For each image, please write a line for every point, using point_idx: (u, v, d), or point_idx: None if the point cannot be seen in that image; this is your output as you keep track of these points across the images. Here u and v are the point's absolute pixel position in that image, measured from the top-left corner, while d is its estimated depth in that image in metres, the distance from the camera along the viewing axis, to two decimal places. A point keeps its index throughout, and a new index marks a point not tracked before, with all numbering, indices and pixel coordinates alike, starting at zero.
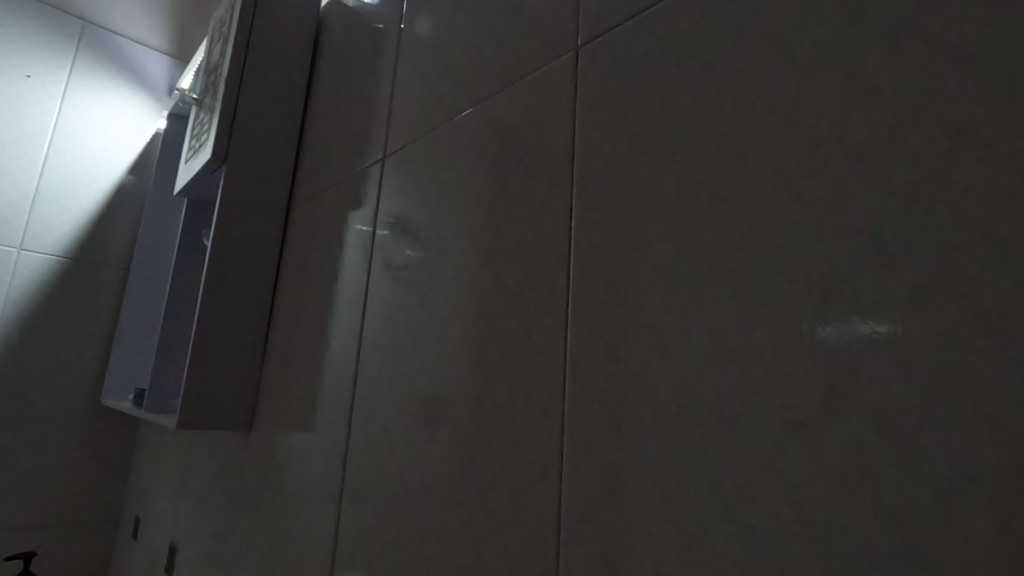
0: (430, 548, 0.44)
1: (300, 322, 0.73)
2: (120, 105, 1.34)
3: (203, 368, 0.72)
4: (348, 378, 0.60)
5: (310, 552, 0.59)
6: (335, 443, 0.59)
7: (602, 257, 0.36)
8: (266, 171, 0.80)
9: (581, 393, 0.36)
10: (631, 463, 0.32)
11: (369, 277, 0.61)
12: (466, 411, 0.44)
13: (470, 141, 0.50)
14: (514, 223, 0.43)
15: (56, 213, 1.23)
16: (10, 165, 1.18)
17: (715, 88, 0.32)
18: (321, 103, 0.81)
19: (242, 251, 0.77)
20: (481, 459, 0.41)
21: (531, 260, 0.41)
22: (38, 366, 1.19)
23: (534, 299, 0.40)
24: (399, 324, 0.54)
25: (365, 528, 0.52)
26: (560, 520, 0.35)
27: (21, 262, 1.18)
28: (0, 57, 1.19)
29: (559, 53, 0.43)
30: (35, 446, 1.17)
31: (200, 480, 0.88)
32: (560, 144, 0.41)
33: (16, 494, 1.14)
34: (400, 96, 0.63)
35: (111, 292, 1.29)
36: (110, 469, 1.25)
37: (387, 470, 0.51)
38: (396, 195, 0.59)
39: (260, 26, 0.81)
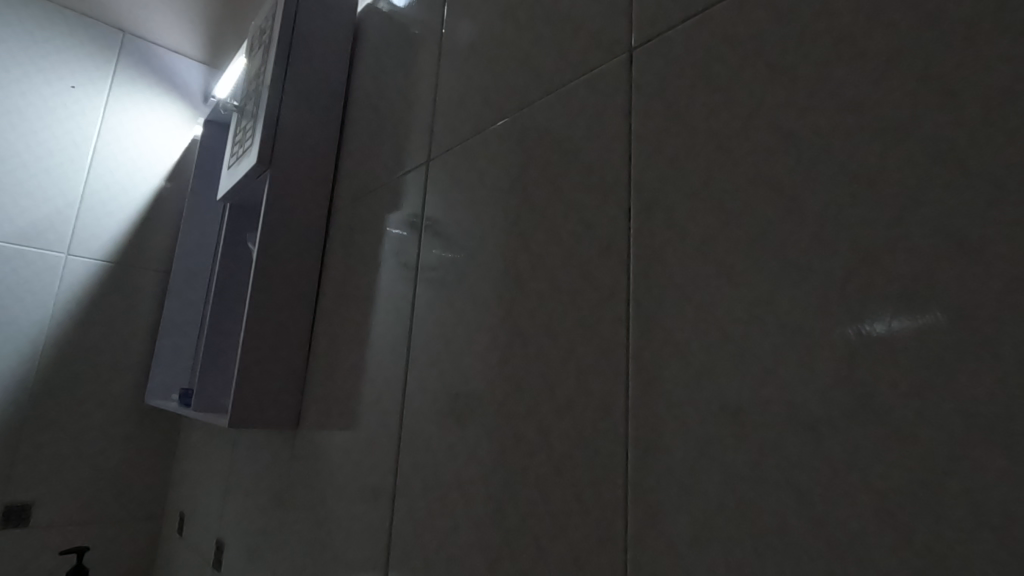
0: (486, 546, 0.45)
1: (344, 323, 0.74)
2: (159, 114, 1.38)
3: (252, 367, 0.74)
4: (395, 378, 0.61)
5: (361, 548, 0.60)
6: (384, 441, 0.60)
7: (661, 257, 0.36)
8: (308, 175, 0.81)
9: (643, 392, 0.35)
10: (698, 462, 0.32)
11: (415, 278, 0.61)
12: (521, 411, 0.44)
13: (519, 142, 0.50)
14: (567, 223, 0.44)
15: (102, 219, 1.27)
16: (57, 173, 1.22)
17: (781, 84, 0.32)
18: (361, 107, 0.83)
19: (286, 254, 0.78)
20: (538, 458, 0.42)
21: (586, 259, 0.42)
22: (85, 367, 1.23)
23: (590, 298, 0.40)
24: (448, 324, 0.54)
25: (417, 525, 0.53)
26: (626, 519, 0.35)
27: (69, 267, 1.22)
28: (47, 70, 1.23)
29: (612, 55, 0.43)
30: (84, 444, 1.21)
31: (245, 477, 0.90)
32: (615, 144, 0.41)
33: (69, 491, 1.18)
34: (444, 99, 0.63)
35: (152, 295, 1.33)
36: (155, 466, 1.29)
37: (439, 469, 0.51)
38: (440, 196, 0.60)
39: (300, 33, 0.82)
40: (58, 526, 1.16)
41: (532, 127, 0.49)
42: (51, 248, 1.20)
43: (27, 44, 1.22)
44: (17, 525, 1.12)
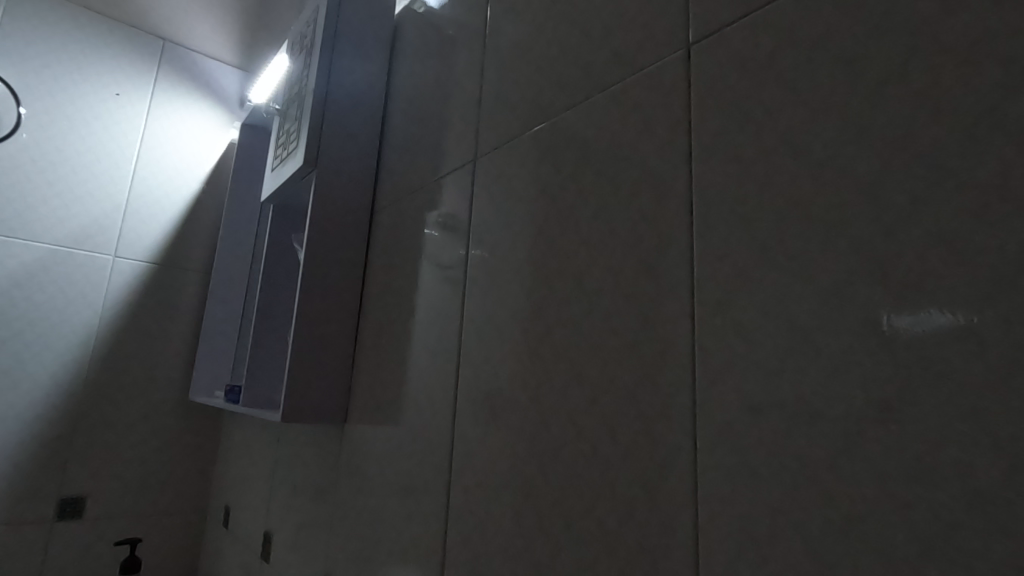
0: (547, 537, 0.45)
1: (390, 320, 0.75)
2: (198, 119, 1.42)
3: (301, 364, 0.76)
4: (444, 374, 0.62)
5: (413, 542, 0.61)
6: (435, 435, 0.61)
7: (727, 249, 0.36)
8: (350, 175, 0.83)
9: (710, 385, 0.35)
10: (773, 454, 0.32)
11: (463, 275, 0.62)
12: (580, 404, 0.44)
13: (571, 139, 0.51)
14: (625, 218, 0.44)
15: (146, 222, 1.31)
16: (104, 178, 1.26)
17: (851, 77, 0.32)
18: (401, 107, 0.84)
19: (331, 253, 0.80)
20: (599, 449, 0.42)
21: (646, 254, 0.42)
22: (132, 365, 1.27)
23: (651, 292, 0.41)
24: (499, 320, 0.55)
25: (472, 519, 0.53)
26: (697, 507, 0.35)
27: (117, 269, 1.27)
28: (94, 78, 1.27)
29: (667, 52, 0.44)
30: (132, 440, 1.25)
31: (290, 472, 0.92)
32: (674, 139, 0.41)
33: (118, 485, 1.23)
34: (489, 98, 0.64)
35: (194, 294, 1.37)
36: (199, 461, 1.33)
37: (494, 462, 0.52)
38: (488, 193, 0.61)
39: (341, 36, 0.84)
40: (109, 518, 1.21)
41: (584, 124, 0.50)
42: (99, 250, 1.24)
43: (75, 53, 1.26)
44: (71, 517, 1.16)
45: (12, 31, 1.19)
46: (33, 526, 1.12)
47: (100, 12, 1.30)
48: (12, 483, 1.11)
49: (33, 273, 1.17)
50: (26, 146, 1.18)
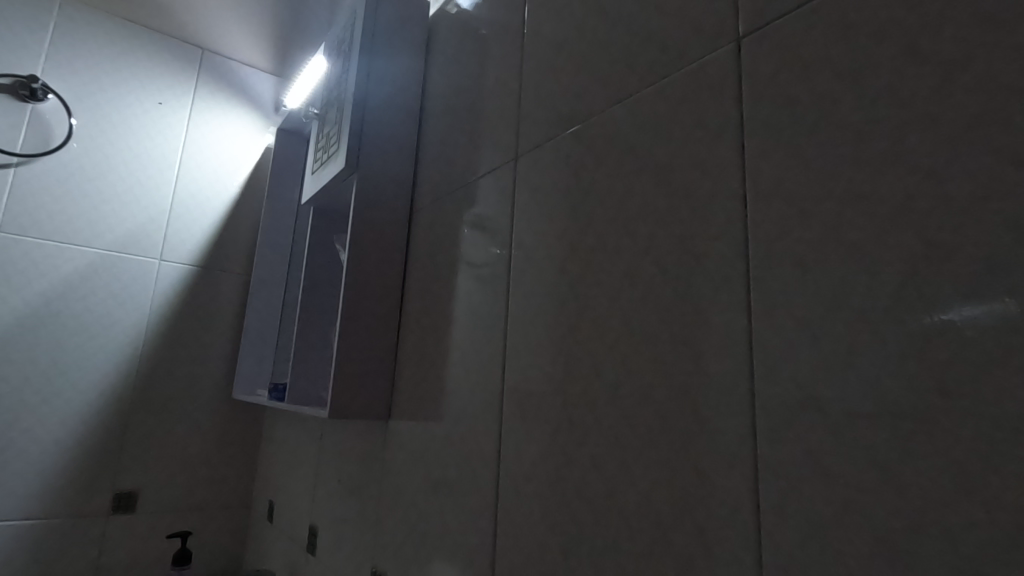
0: (599, 529, 0.46)
1: (432, 317, 0.76)
2: (236, 124, 1.45)
3: (346, 361, 0.78)
4: (489, 371, 0.62)
5: (460, 536, 0.62)
6: (480, 430, 0.62)
7: (786, 241, 0.36)
8: (389, 176, 0.85)
9: (770, 377, 0.35)
10: (839, 447, 0.31)
11: (506, 273, 0.62)
12: (634, 398, 0.45)
13: (616, 135, 0.51)
14: (676, 212, 0.44)
15: (188, 226, 1.36)
16: (149, 184, 1.31)
17: (913, 67, 0.32)
18: (438, 107, 0.85)
19: (373, 253, 0.82)
20: (654, 442, 0.42)
21: (699, 247, 0.42)
22: (178, 365, 1.32)
23: (705, 286, 0.41)
24: (545, 316, 0.55)
25: (523, 513, 0.54)
26: (758, 498, 0.35)
27: (163, 272, 1.31)
28: (139, 88, 1.32)
29: (717, 45, 0.43)
30: (180, 436, 1.30)
31: (333, 467, 0.95)
32: (727, 132, 0.41)
33: (168, 480, 1.27)
34: (529, 96, 0.65)
35: (234, 295, 1.41)
36: (242, 457, 1.37)
37: (543, 456, 0.53)
38: (530, 190, 0.61)
39: (378, 39, 0.86)
40: (160, 512, 1.25)
41: (630, 119, 0.50)
42: (145, 254, 1.29)
43: (119, 64, 1.30)
44: (125, 511, 1.21)
45: (62, 44, 1.24)
46: (90, 519, 1.17)
47: (143, 23, 1.34)
48: (70, 478, 1.16)
49: (86, 277, 1.22)
50: (77, 155, 1.22)
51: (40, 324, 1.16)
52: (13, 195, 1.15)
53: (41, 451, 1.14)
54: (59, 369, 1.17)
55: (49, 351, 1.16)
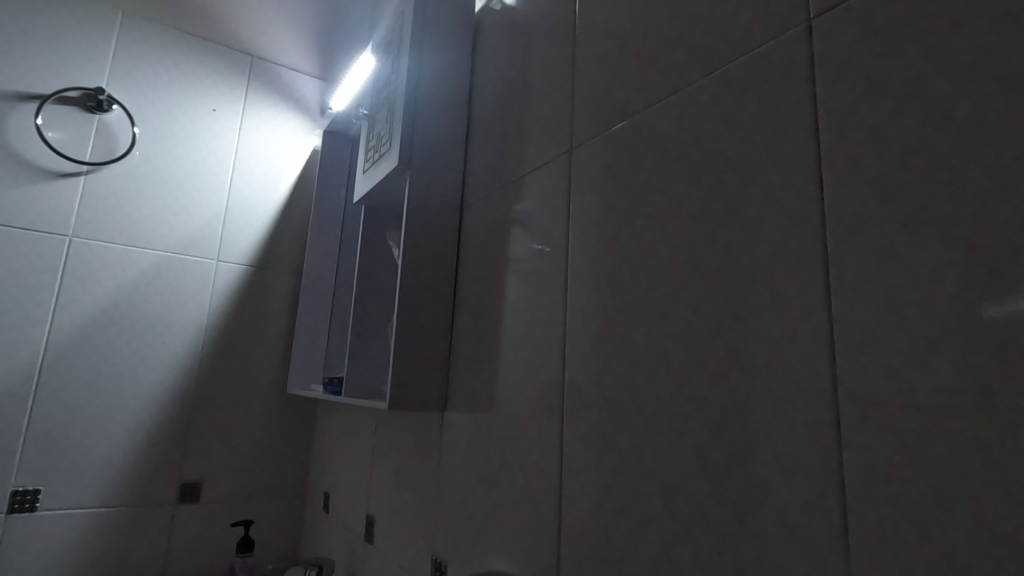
0: (671, 516, 0.46)
1: (485, 310, 0.77)
2: (285, 127, 1.50)
3: (404, 354, 0.80)
4: (548, 363, 0.63)
5: (522, 526, 0.63)
6: (539, 419, 0.63)
7: (867, 223, 0.35)
8: (440, 172, 0.86)
9: (853, 360, 0.35)
10: (932, 428, 0.31)
11: (563, 263, 0.63)
12: (704, 385, 0.44)
13: (678, 123, 0.51)
14: (746, 197, 0.43)
15: (242, 227, 1.41)
16: (206, 188, 1.36)
17: (1005, 40, 0.30)
18: (486, 102, 0.86)
19: (425, 247, 0.83)
20: (728, 429, 0.42)
21: (773, 232, 0.41)
22: (235, 361, 1.37)
23: (780, 270, 0.40)
24: (607, 305, 0.56)
25: (588, 502, 0.54)
26: (844, 482, 0.34)
27: (220, 271, 1.37)
28: (194, 95, 1.37)
29: (788, 25, 0.43)
30: (239, 429, 1.35)
31: (389, 458, 0.97)
32: (800, 114, 0.41)
33: (229, 470, 1.33)
34: (583, 86, 0.65)
35: (286, 293, 1.46)
36: (297, 449, 1.42)
37: (608, 444, 0.53)
38: (587, 180, 0.62)
39: (426, 37, 0.87)
40: (222, 501, 1.31)
41: (695, 105, 0.50)
42: (204, 255, 1.35)
43: (176, 74, 1.36)
44: (191, 500, 1.27)
45: (124, 57, 1.30)
46: (160, 507, 1.24)
47: (196, 33, 1.39)
48: (140, 468, 1.23)
49: (150, 277, 1.28)
50: (140, 162, 1.29)
51: (111, 323, 1.22)
52: (85, 200, 1.22)
53: (114, 443, 1.21)
54: (129, 365, 1.24)
55: (119, 349, 1.23)
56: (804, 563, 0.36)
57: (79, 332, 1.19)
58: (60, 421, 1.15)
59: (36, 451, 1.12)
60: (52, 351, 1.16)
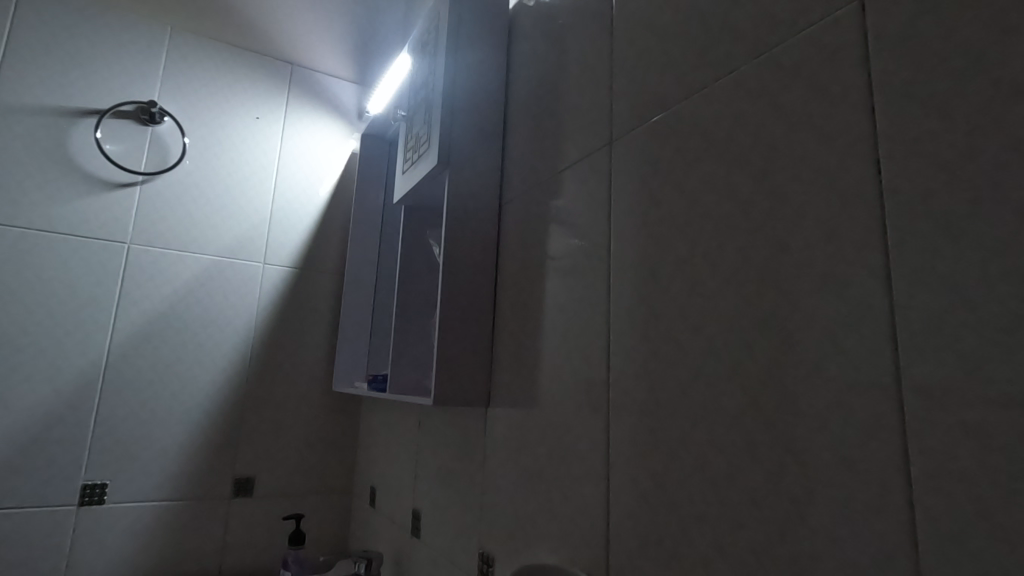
0: (724, 508, 0.45)
1: (526, 304, 0.78)
2: (325, 132, 1.54)
3: (448, 351, 0.81)
4: (592, 358, 0.63)
5: (569, 520, 0.63)
6: (584, 413, 0.63)
7: (930, 204, 0.34)
8: (478, 169, 0.87)
9: (917, 346, 0.34)
10: (1005, 416, 0.30)
11: (606, 256, 0.63)
12: (756, 375, 0.44)
13: (723, 110, 0.50)
14: (798, 183, 0.42)
15: (287, 231, 1.45)
16: (251, 193, 1.41)
17: None
18: (523, 98, 0.86)
19: (466, 244, 0.84)
20: (783, 420, 0.41)
21: (827, 218, 0.40)
22: (282, 360, 1.41)
23: (834, 256, 0.39)
24: (653, 298, 0.55)
25: (636, 495, 0.54)
26: (909, 472, 0.33)
27: (267, 274, 1.41)
28: (239, 104, 1.43)
29: (838, 4, 0.41)
30: (287, 426, 1.40)
31: (433, 453, 0.99)
32: (853, 95, 0.39)
33: (279, 466, 1.38)
34: (622, 76, 0.65)
35: (329, 294, 1.50)
36: (343, 445, 1.46)
37: (656, 436, 0.53)
38: (627, 172, 0.61)
39: (461, 35, 0.87)
40: (274, 496, 1.36)
41: (739, 92, 0.49)
42: (251, 259, 1.39)
43: (221, 84, 1.41)
44: (244, 494, 1.32)
45: (173, 71, 1.36)
46: (216, 501, 1.29)
47: (239, 44, 1.44)
48: (197, 463, 1.28)
49: (202, 281, 1.33)
50: (190, 171, 1.34)
51: (168, 325, 1.28)
52: (141, 209, 1.28)
53: (172, 440, 1.26)
54: (185, 366, 1.29)
55: (175, 349, 1.29)
56: (869, 557, 0.35)
57: (138, 334, 1.25)
58: (123, 419, 1.21)
59: (103, 447, 1.19)
60: (115, 352, 1.22)
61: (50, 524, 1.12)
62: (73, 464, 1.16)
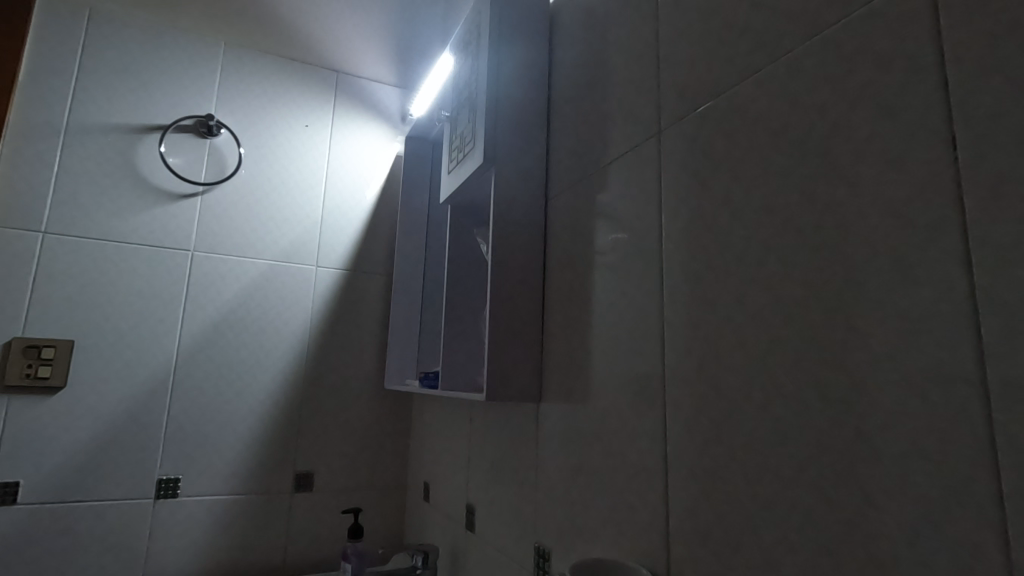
0: (790, 504, 0.44)
1: (575, 300, 0.77)
2: (370, 136, 1.58)
3: (499, 348, 0.81)
4: (645, 352, 0.62)
5: (626, 516, 0.62)
6: (638, 408, 0.62)
7: (1014, 184, 0.32)
8: (523, 165, 0.87)
9: (1003, 333, 0.32)
10: None
11: (657, 249, 0.62)
12: (821, 367, 0.42)
13: (779, 95, 0.49)
14: (863, 165, 0.41)
15: (337, 234, 1.50)
16: (303, 199, 1.46)
17: None
18: (566, 92, 0.86)
19: (513, 241, 0.84)
20: (852, 412, 0.40)
21: (895, 200, 0.38)
22: (337, 360, 1.46)
23: (906, 242, 0.37)
24: (708, 289, 0.54)
25: (696, 490, 0.53)
26: (997, 465, 0.32)
27: (320, 277, 1.46)
28: (290, 114, 1.48)
29: None
30: (343, 423, 1.44)
31: (486, 450, 1.00)
32: (922, 72, 0.37)
33: (337, 462, 1.42)
34: (669, 66, 0.63)
35: (379, 295, 1.53)
36: (396, 442, 1.50)
37: (715, 430, 0.52)
38: (677, 162, 0.60)
39: (503, 33, 0.88)
40: (333, 491, 1.41)
41: (795, 74, 0.47)
42: (305, 262, 1.45)
43: (272, 95, 1.47)
44: (305, 489, 1.38)
45: (227, 85, 1.42)
46: (279, 496, 1.35)
47: (287, 56, 1.49)
48: (260, 460, 1.34)
49: (260, 285, 1.39)
50: (246, 180, 1.40)
51: (230, 327, 1.34)
52: (203, 218, 1.34)
53: (236, 437, 1.32)
54: (246, 366, 1.35)
55: (237, 351, 1.35)
56: (952, 553, 0.33)
57: (203, 337, 1.31)
58: (192, 417, 1.28)
59: (175, 444, 1.26)
60: (183, 354, 1.29)
61: (129, 516, 1.20)
62: (149, 460, 1.23)
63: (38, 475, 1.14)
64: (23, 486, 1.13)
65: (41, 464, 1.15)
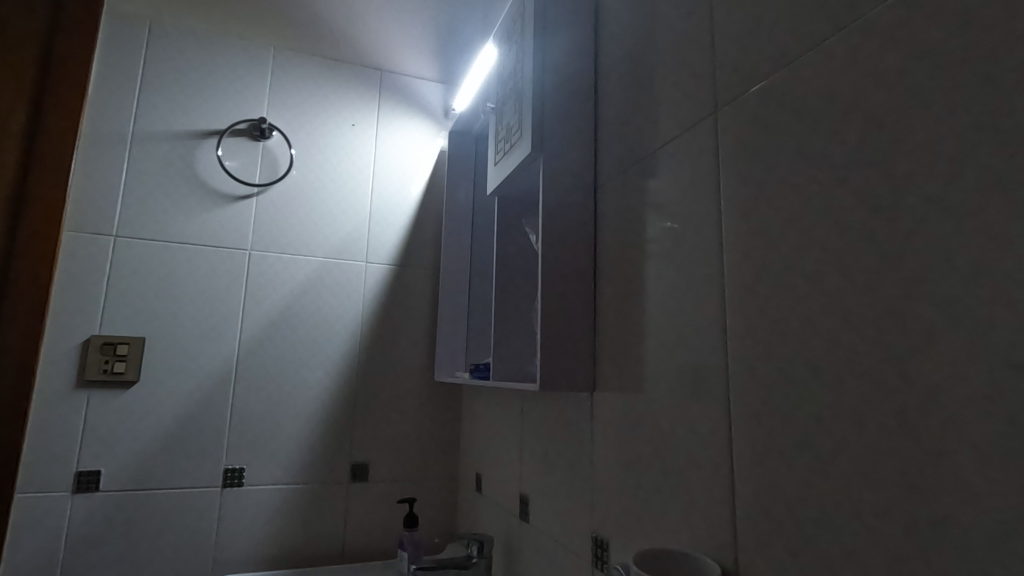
0: (868, 493, 0.42)
1: (628, 287, 0.76)
2: (414, 133, 1.60)
3: (551, 337, 0.81)
4: (706, 338, 0.60)
5: (688, 505, 0.61)
6: (699, 395, 0.61)
7: None
8: (572, 152, 0.86)
9: None
10: None
11: (715, 231, 0.60)
12: (903, 348, 0.40)
13: (848, 65, 0.46)
14: (948, 133, 0.38)
15: (385, 230, 1.52)
16: (351, 196, 1.49)
17: None
18: (613, 76, 0.84)
19: (563, 229, 0.84)
20: (942, 396, 0.37)
21: (990, 169, 0.35)
22: (388, 353, 1.49)
23: (1001, 214, 0.35)
24: (773, 272, 0.52)
25: (764, 478, 0.51)
26: None
27: (370, 272, 1.49)
28: (336, 113, 1.51)
29: None
30: (395, 415, 1.47)
31: (538, 440, 1.00)
32: (1015, 30, 0.35)
33: (390, 453, 1.45)
34: (724, 42, 0.61)
35: (427, 289, 1.55)
36: (447, 434, 1.52)
37: (784, 417, 0.50)
38: (736, 141, 0.58)
39: (548, 19, 0.87)
40: (387, 481, 1.44)
41: (866, 41, 0.45)
42: (355, 259, 1.48)
43: (320, 96, 1.50)
44: (360, 479, 1.41)
45: (277, 88, 1.46)
46: (337, 486, 1.39)
47: (332, 57, 1.53)
48: (317, 450, 1.38)
49: (314, 281, 1.43)
50: (297, 180, 1.44)
51: (286, 323, 1.39)
52: (258, 218, 1.39)
53: (294, 428, 1.37)
54: (302, 360, 1.40)
55: (293, 345, 1.39)
56: None
57: (262, 333, 1.36)
58: (253, 409, 1.33)
59: (239, 436, 1.31)
60: (243, 349, 1.34)
61: (199, 503, 1.26)
62: (216, 450, 1.29)
63: (117, 464, 1.22)
64: (104, 474, 1.20)
65: (119, 454, 1.22)
